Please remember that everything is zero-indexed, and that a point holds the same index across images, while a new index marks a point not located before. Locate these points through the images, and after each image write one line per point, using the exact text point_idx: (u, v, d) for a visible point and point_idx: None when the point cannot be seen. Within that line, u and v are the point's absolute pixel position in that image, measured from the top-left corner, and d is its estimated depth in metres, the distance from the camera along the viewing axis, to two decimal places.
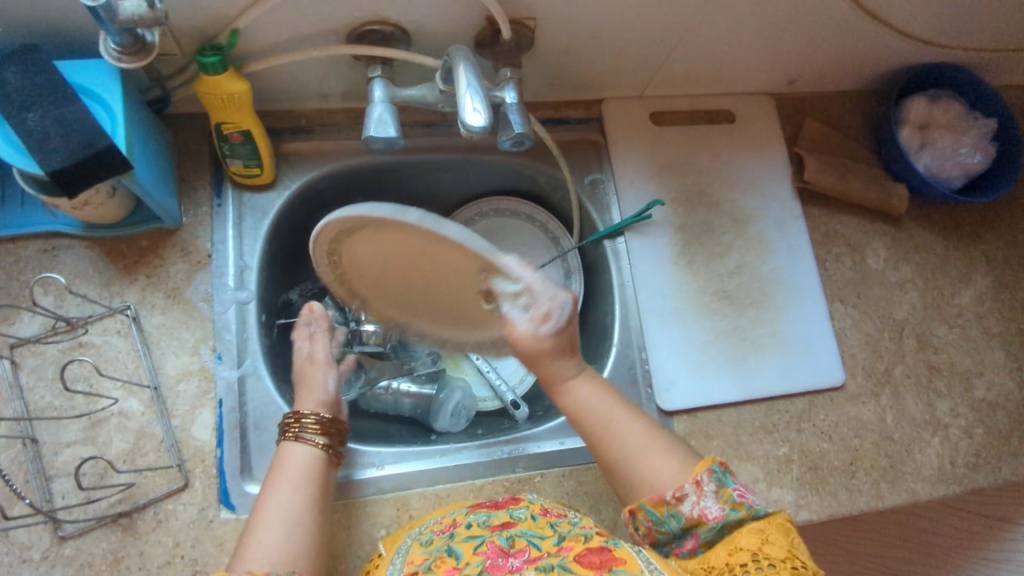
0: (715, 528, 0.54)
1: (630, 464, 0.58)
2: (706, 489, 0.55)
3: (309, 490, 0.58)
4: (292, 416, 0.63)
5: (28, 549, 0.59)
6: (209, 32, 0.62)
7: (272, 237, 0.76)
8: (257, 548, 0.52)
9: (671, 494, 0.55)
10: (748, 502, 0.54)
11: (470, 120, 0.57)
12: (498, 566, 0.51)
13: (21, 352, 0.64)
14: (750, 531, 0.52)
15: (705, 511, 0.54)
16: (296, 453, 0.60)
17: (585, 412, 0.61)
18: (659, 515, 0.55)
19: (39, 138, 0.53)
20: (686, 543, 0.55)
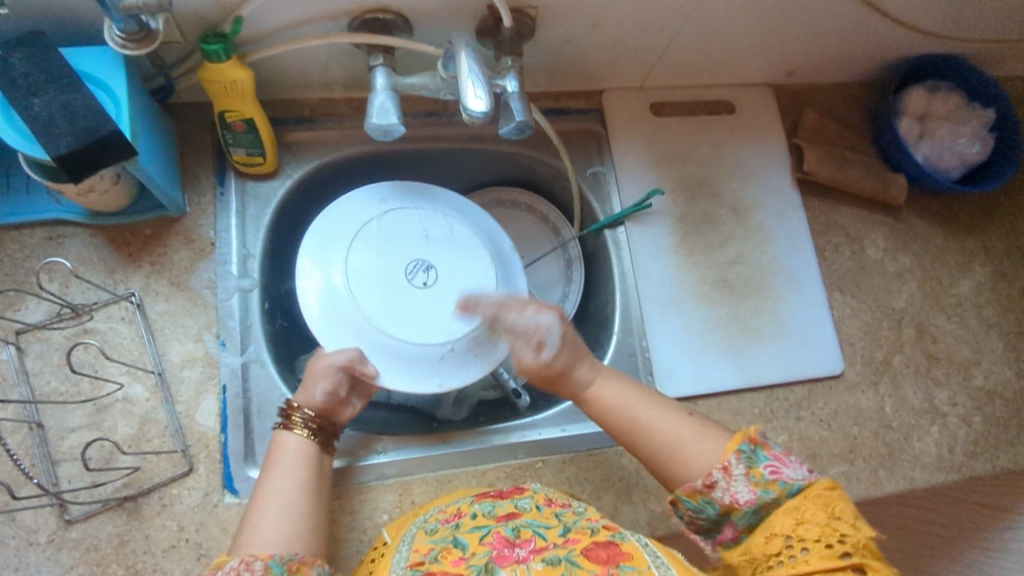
0: (750, 512, 0.54)
1: (666, 459, 0.60)
2: (735, 473, 0.55)
3: (305, 474, 0.58)
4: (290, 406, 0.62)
5: (35, 533, 0.60)
6: (212, 19, 0.63)
7: (274, 225, 0.76)
8: (256, 532, 0.53)
9: (702, 483, 0.56)
10: (781, 478, 0.54)
11: (472, 106, 0.58)
12: (504, 556, 0.51)
13: (26, 338, 0.65)
14: (785, 514, 0.53)
15: (736, 497, 0.55)
16: (291, 442, 0.60)
17: (615, 409, 0.63)
18: (696, 504, 0.56)
19: (46, 124, 0.53)
20: (727, 531, 0.56)
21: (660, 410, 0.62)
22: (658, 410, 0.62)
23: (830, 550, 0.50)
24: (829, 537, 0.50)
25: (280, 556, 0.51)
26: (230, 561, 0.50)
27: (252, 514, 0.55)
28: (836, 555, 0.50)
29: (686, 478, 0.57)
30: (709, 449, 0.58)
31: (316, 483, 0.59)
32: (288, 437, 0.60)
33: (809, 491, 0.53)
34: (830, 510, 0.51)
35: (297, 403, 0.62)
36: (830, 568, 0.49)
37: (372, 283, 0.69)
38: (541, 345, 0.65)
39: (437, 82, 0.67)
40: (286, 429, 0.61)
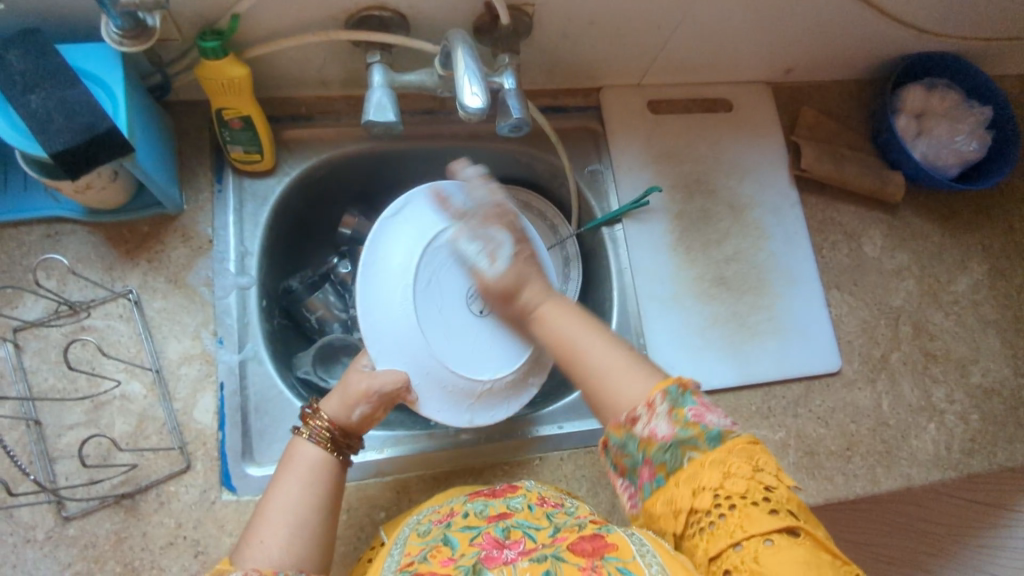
0: (667, 450, 0.51)
1: (593, 382, 0.59)
2: (658, 411, 0.53)
3: (318, 489, 0.57)
4: (311, 411, 0.61)
5: (33, 530, 0.60)
6: (209, 16, 0.63)
7: (272, 223, 0.76)
8: (261, 547, 0.52)
9: (626, 417, 0.55)
10: (703, 422, 0.52)
11: (469, 103, 0.58)
12: (492, 557, 0.51)
13: (24, 335, 0.65)
14: (709, 462, 0.50)
15: (654, 432, 0.53)
16: (307, 453, 0.59)
17: (558, 334, 0.63)
18: (621, 439, 0.55)
19: (43, 121, 0.53)
20: (645, 470, 0.53)
21: (597, 343, 0.60)
22: (596, 342, 0.61)
23: (762, 509, 0.47)
24: (754, 493, 0.48)
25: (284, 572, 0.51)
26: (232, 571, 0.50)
27: (259, 525, 0.54)
28: (766, 512, 0.47)
29: (614, 414, 0.57)
30: (637, 382, 0.57)
31: (329, 500, 0.58)
32: (305, 447, 0.59)
33: (733, 445, 0.50)
34: (754, 462, 0.49)
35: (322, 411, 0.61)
36: (767, 530, 0.46)
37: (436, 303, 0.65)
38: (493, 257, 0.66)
39: (434, 80, 0.67)
40: (306, 435, 0.59)
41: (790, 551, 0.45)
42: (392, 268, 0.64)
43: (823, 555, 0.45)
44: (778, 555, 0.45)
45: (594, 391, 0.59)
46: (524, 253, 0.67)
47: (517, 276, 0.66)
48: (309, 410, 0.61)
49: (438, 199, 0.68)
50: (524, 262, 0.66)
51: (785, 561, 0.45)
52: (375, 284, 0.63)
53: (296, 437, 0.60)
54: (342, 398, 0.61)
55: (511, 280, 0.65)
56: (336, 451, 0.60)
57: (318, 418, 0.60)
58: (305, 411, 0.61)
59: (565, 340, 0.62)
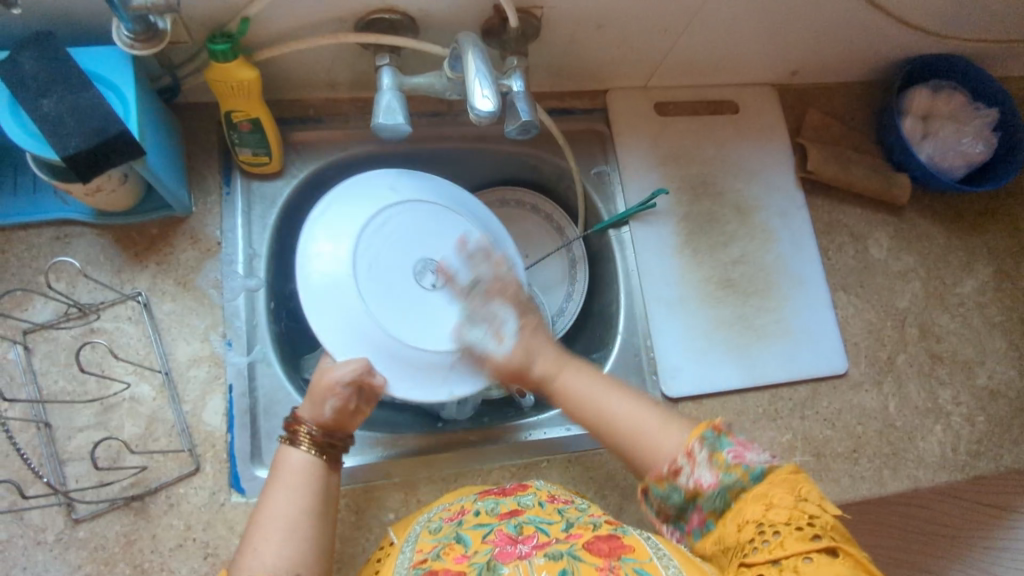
0: (716, 496, 0.52)
1: (633, 443, 0.58)
2: (699, 458, 0.54)
3: (308, 498, 0.56)
4: (292, 418, 0.60)
5: (43, 532, 0.60)
6: (220, 19, 0.63)
7: (280, 225, 0.76)
8: (255, 555, 0.52)
9: (668, 468, 0.55)
10: (744, 463, 0.52)
11: (479, 106, 0.58)
12: (507, 552, 0.51)
13: (33, 338, 0.65)
14: (752, 498, 0.50)
15: (699, 481, 0.53)
16: (293, 459, 0.58)
17: (579, 395, 0.61)
18: (662, 490, 0.55)
19: (55, 124, 0.54)
20: (694, 516, 0.53)
21: (626, 402, 0.59)
22: (624, 396, 0.60)
23: (801, 533, 0.45)
24: (798, 520, 0.46)
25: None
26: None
27: (254, 535, 0.53)
28: (808, 536, 0.45)
29: (653, 466, 0.56)
30: (674, 435, 0.56)
31: (320, 510, 0.56)
32: (290, 454, 0.58)
33: (776, 478, 0.50)
34: (796, 492, 0.48)
35: (296, 414, 0.60)
36: (805, 549, 0.45)
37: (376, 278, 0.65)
38: (501, 335, 0.64)
39: (443, 83, 0.67)
40: (288, 441, 0.59)
41: (829, 569, 0.43)
42: (329, 248, 0.65)
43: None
44: (818, 572, 0.43)
45: (625, 449, 0.58)
46: (530, 323, 0.64)
47: (528, 351, 0.63)
48: (290, 417, 0.60)
49: (376, 181, 0.69)
50: (531, 333, 0.63)
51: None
52: (313, 262, 0.64)
53: (282, 446, 0.59)
54: (310, 399, 0.60)
55: (518, 359, 0.62)
56: (318, 450, 0.58)
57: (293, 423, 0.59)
58: (287, 419, 0.60)
59: (590, 396, 0.61)
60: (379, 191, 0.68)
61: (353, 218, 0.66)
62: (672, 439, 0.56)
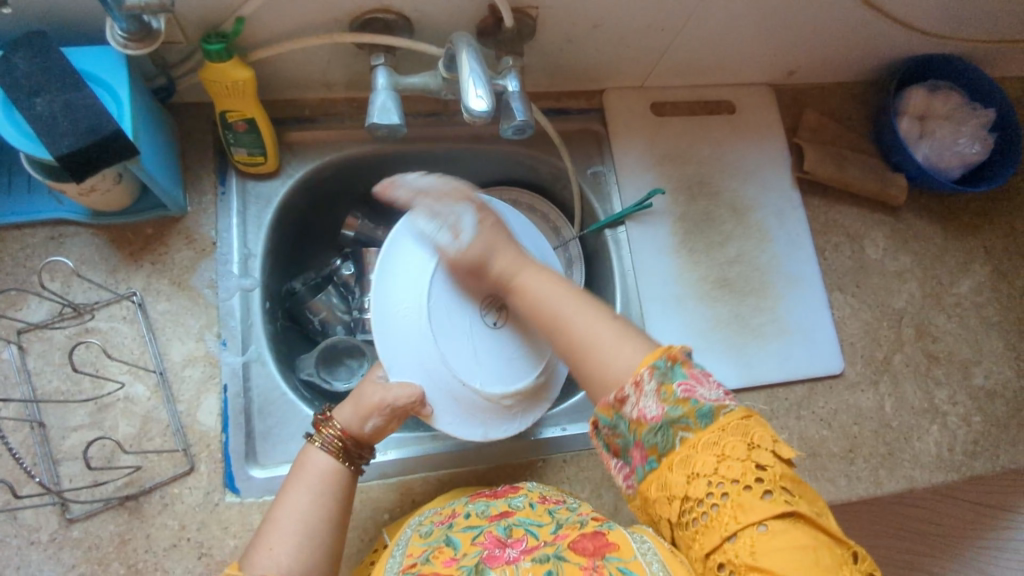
0: (658, 429, 0.50)
1: (583, 354, 0.57)
2: (646, 389, 0.51)
3: (327, 498, 0.57)
4: (324, 419, 0.61)
5: (36, 532, 0.60)
6: (214, 19, 0.63)
7: (276, 225, 0.76)
8: (269, 554, 0.52)
9: (614, 397, 0.53)
10: (692, 397, 0.50)
11: (473, 106, 0.58)
12: (495, 557, 0.51)
13: (28, 337, 0.65)
14: (701, 444, 0.48)
15: (643, 412, 0.51)
16: (319, 461, 0.58)
17: (543, 301, 0.61)
18: (611, 420, 0.53)
19: (49, 124, 0.53)
20: (636, 452, 0.51)
21: (588, 311, 0.59)
22: (585, 310, 0.59)
23: (753, 496, 0.46)
24: (748, 472, 0.46)
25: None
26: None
27: (269, 534, 0.54)
28: (759, 498, 0.46)
29: (603, 394, 0.54)
30: (627, 354, 0.55)
31: (337, 509, 0.57)
32: (315, 456, 0.59)
33: (727, 423, 0.48)
34: (748, 441, 0.47)
35: (334, 421, 0.60)
36: (759, 518, 0.45)
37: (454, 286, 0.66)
38: (456, 233, 0.63)
39: (438, 82, 0.67)
40: (318, 444, 0.59)
41: (784, 536, 0.45)
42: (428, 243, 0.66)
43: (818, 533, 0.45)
44: (772, 541, 0.45)
45: (579, 364, 0.57)
46: (488, 220, 0.65)
47: (486, 246, 0.64)
48: (322, 417, 0.61)
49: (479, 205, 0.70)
50: (491, 231, 0.64)
51: (779, 549, 0.44)
52: (408, 253, 0.65)
53: (309, 444, 0.60)
54: (354, 405, 0.61)
55: (478, 251, 0.63)
56: (346, 462, 0.59)
57: (329, 428, 0.60)
58: (318, 418, 0.61)
59: (556, 303, 0.61)
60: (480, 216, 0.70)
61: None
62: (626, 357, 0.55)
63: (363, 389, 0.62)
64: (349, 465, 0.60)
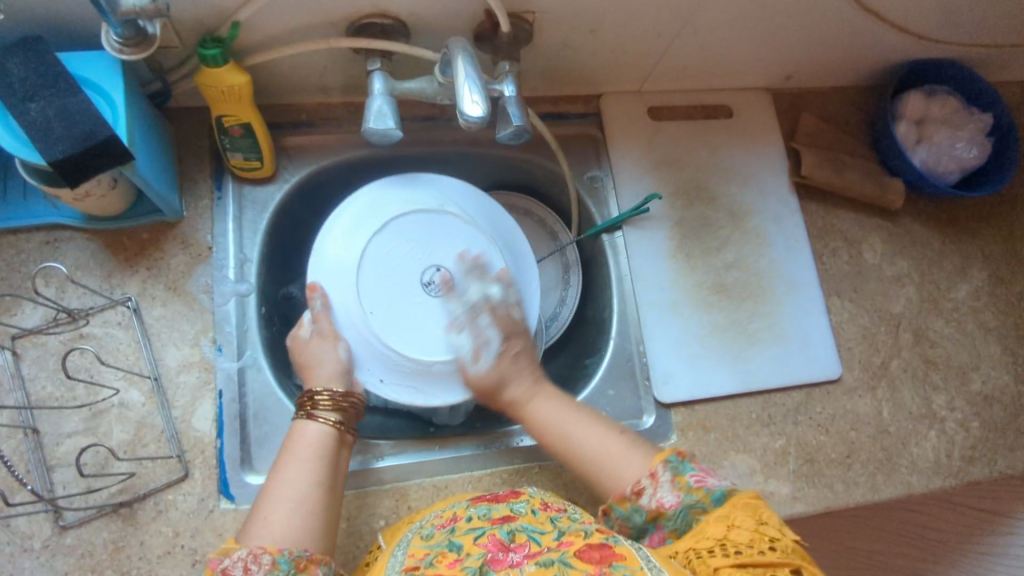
0: (677, 516, 0.55)
1: (592, 469, 0.61)
2: (660, 480, 0.57)
3: (317, 466, 0.57)
4: (305, 395, 0.62)
5: (29, 539, 0.60)
6: (210, 23, 0.63)
7: (272, 230, 0.76)
8: (265, 524, 0.53)
9: (631, 490, 0.58)
10: (704, 486, 0.56)
11: (469, 112, 0.57)
12: (498, 560, 0.50)
13: (22, 343, 0.64)
14: (716, 520, 0.53)
15: (661, 502, 0.56)
16: (308, 432, 0.60)
17: (548, 426, 0.64)
18: (625, 510, 0.58)
19: (42, 129, 0.53)
20: (656, 535, 0.57)
21: (593, 426, 0.63)
22: (589, 426, 0.63)
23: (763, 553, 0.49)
24: (761, 541, 0.50)
25: (289, 551, 0.51)
26: (238, 550, 0.51)
27: (264, 504, 0.55)
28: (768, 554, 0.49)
29: (615, 488, 0.59)
30: (635, 465, 0.60)
31: (331, 479, 0.58)
32: (308, 428, 0.60)
33: (737, 501, 0.54)
34: (759, 516, 0.52)
35: (316, 389, 0.62)
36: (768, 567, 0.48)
37: (403, 318, 0.66)
38: (479, 354, 0.66)
39: (434, 87, 0.67)
40: (307, 417, 0.60)
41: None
42: (337, 275, 0.66)
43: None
44: None
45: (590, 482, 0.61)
46: (514, 349, 0.67)
47: (501, 376, 0.66)
48: (304, 394, 0.62)
49: (331, 245, 0.67)
50: (511, 362, 0.66)
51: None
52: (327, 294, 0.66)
53: (298, 420, 0.61)
54: (320, 367, 0.63)
55: (492, 380, 0.65)
56: (340, 424, 0.61)
57: (315, 401, 0.61)
58: (300, 397, 0.62)
59: (562, 422, 0.64)
60: (343, 248, 0.67)
61: (349, 279, 0.66)
62: (634, 467, 0.60)
63: (309, 351, 0.64)
64: (341, 425, 0.61)
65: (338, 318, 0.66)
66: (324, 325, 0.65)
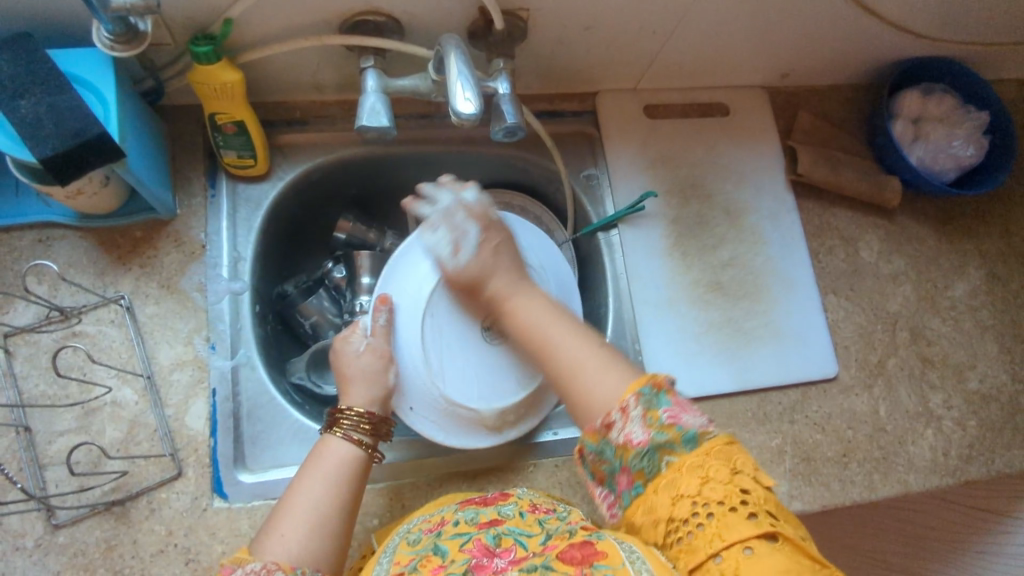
0: (644, 454, 0.52)
1: (567, 380, 0.59)
2: (632, 414, 0.54)
3: (342, 488, 0.57)
4: (338, 412, 0.62)
5: (22, 537, 0.59)
6: (202, 21, 0.63)
7: (266, 228, 0.76)
8: (281, 540, 0.53)
9: (602, 423, 0.55)
10: (677, 423, 0.52)
11: (462, 109, 0.57)
12: (482, 566, 0.50)
13: (15, 341, 0.64)
14: (687, 469, 0.50)
15: (630, 437, 0.53)
16: (336, 450, 0.59)
17: (527, 324, 0.64)
18: (596, 446, 0.55)
19: (30, 126, 0.53)
20: (624, 478, 0.53)
21: (576, 336, 0.61)
22: (572, 335, 0.62)
23: (736, 513, 0.47)
24: (733, 497, 0.48)
25: (301, 570, 0.52)
26: (250, 562, 0.51)
27: (282, 521, 0.54)
28: (742, 518, 0.47)
29: (589, 421, 0.57)
30: (612, 380, 0.57)
31: (352, 501, 0.58)
32: (336, 446, 0.60)
33: (710, 448, 0.51)
34: (732, 465, 0.49)
35: (350, 407, 0.63)
36: (744, 539, 0.46)
37: (451, 349, 0.69)
38: (458, 248, 0.67)
39: (428, 85, 0.66)
40: (339, 434, 0.60)
41: (771, 558, 0.46)
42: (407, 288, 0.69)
43: (801, 557, 0.46)
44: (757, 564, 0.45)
45: (570, 394, 0.59)
46: (491, 243, 0.67)
47: (481, 268, 0.66)
48: (338, 409, 0.63)
49: (405, 262, 0.70)
50: (490, 252, 0.67)
51: (765, 568, 0.45)
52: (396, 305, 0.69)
53: (327, 436, 0.61)
54: (365, 383, 0.65)
55: (476, 271, 0.66)
56: (371, 448, 0.61)
57: (348, 418, 0.62)
58: (332, 413, 0.62)
59: (541, 328, 0.63)
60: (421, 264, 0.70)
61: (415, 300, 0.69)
62: (609, 385, 0.57)
63: (358, 365, 0.65)
64: (370, 450, 0.61)
65: (400, 340, 0.68)
66: (380, 342, 0.67)
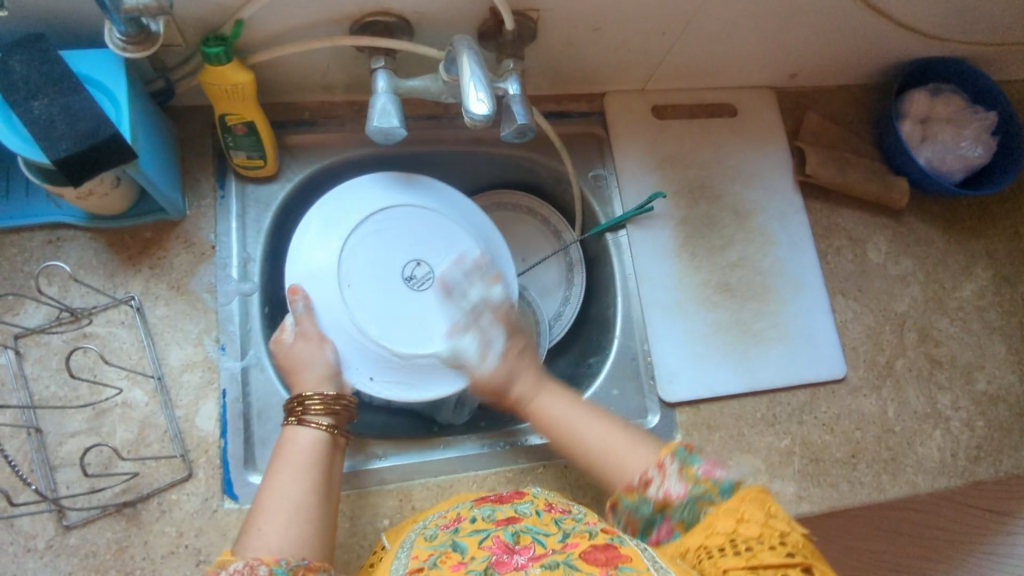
0: (685, 506, 0.53)
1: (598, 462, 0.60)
2: (669, 471, 0.55)
3: (311, 474, 0.57)
4: (293, 399, 0.61)
5: (33, 539, 0.59)
6: (213, 22, 0.63)
7: (275, 228, 0.76)
8: (259, 535, 0.52)
9: (638, 480, 0.56)
10: (713, 476, 0.54)
11: (474, 109, 0.57)
12: (503, 562, 0.50)
13: (25, 342, 0.64)
14: (725, 513, 0.52)
15: (669, 492, 0.54)
16: (298, 438, 0.59)
17: (550, 419, 0.63)
18: (632, 503, 0.55)
19: (46, 127, 0.53)
20: (662, 528, 0.54)
21: (595, 420, 0.61)
22: (591, 419, 0.62)
23: (775, 549, 0.48)
24: (771, 536, 0.49)
25: (287, 561, 0.50)
26: (234, 563, 0.49)
27: (258, 516, 0.53)
28: (779, 553, 0.48)
29: (623, 479, 0.57)
30: (638, 460, 0.58)
31: (325, 488, 0.57)
32: (299, 433, 0.59)
33: (745, 495, 0.52)
34: (767, 509, 0.51)
35: (304, 394, 0.61)
36: (780, 564, 0.47)
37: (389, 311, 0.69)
38: (488, 350, 0.67)
39: (438, 86, 0.66)
40: (297, 423, 0.60)
41: None
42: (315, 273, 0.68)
43: None
44: None
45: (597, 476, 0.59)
46: (514, 348, 0.66)
47: (509, 371, 0.65)
48: (292, 399, 0.62)
49: (309, 245, 0.69)
50: (516, 356, 0.66)
51: None
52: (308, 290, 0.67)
53: (288, 427, 0.60)
54: (310, 369, 0.64)
55: (501, 376, 0.65)
56: (333, 428, 0.60)
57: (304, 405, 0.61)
58: (288, 403, 0.62)
59: (563, 423, 0.62)
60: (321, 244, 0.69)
61: (329, 284, 0.68)
62: (637, 458, 0.58)
63: (296, 355, 0.65)
64: (333, 430, 0.61)
65: (324, 318, 0.67)
66: (308, 326, 0.66)
